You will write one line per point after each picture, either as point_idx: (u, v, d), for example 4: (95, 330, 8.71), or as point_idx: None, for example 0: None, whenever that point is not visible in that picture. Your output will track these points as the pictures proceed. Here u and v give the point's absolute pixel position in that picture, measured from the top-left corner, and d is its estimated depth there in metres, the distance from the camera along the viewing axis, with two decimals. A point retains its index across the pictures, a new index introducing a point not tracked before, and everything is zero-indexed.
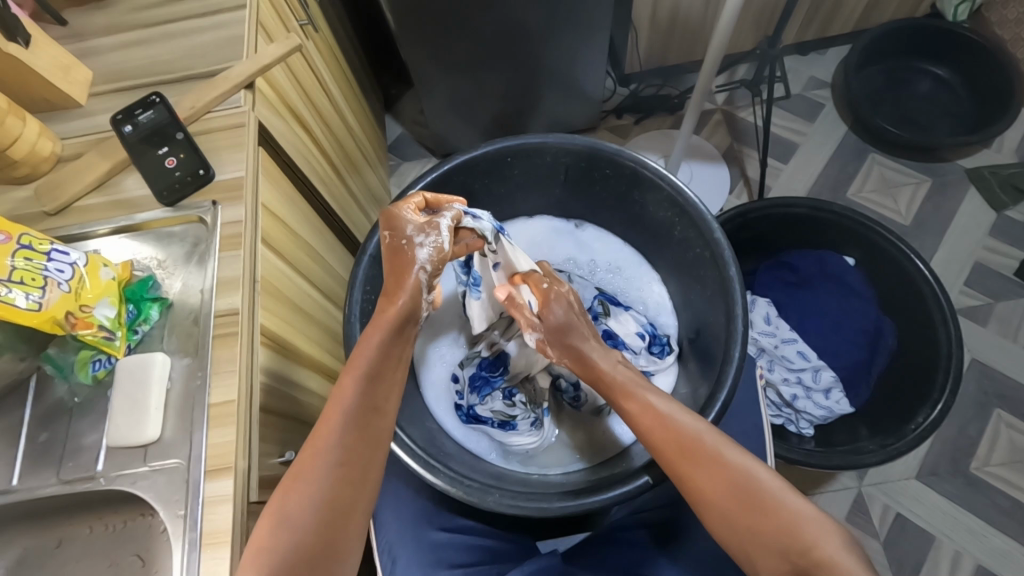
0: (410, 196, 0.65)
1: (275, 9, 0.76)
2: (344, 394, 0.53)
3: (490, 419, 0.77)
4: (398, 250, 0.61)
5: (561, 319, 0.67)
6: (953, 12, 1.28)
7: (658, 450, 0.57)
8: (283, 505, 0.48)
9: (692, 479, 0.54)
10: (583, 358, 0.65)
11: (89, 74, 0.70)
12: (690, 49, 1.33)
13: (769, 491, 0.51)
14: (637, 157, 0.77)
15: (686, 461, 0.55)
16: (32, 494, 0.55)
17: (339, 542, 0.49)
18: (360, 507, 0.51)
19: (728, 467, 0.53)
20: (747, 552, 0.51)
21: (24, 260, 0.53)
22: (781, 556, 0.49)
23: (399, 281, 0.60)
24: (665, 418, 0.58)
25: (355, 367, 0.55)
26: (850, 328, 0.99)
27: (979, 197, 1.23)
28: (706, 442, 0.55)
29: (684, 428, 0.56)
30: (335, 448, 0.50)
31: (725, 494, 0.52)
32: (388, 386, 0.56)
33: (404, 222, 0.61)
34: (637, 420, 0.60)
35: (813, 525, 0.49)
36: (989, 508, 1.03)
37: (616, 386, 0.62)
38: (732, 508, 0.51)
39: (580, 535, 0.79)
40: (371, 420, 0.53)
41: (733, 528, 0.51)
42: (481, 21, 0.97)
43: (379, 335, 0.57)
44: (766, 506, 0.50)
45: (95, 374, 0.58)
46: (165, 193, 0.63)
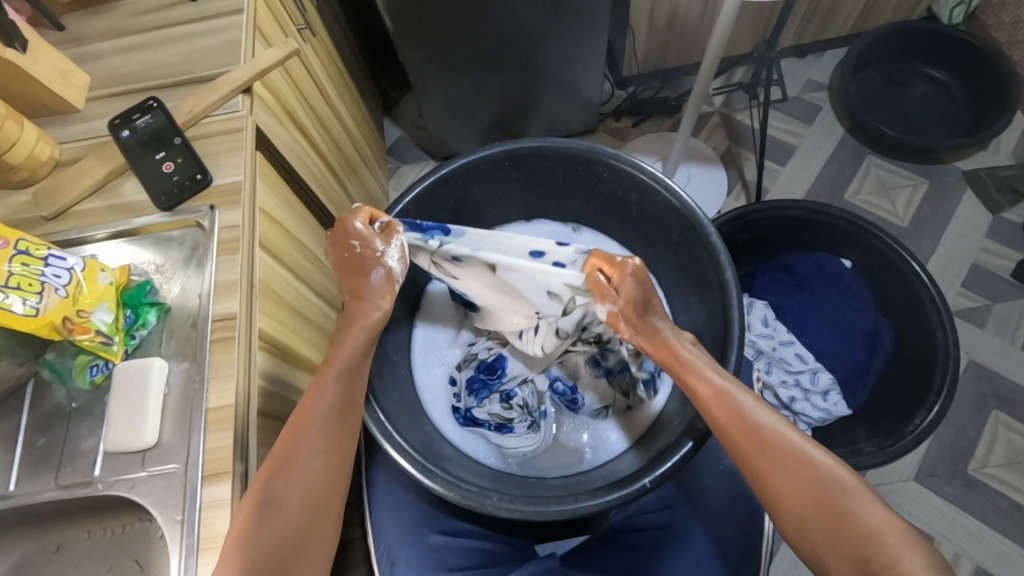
0: (356, 212, 0.62)
1: (273, 14, 0.77)
2: (326, 391, 0.56)
3: (487, 422, 0.77)
4: (371, 260, 0.61)
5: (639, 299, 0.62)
6: (948, 15, 1.29)
7: (731, 441, 0.58)
8: (268, 492, 0.50)
9: (771, 479, 0.55)
10: (656, 334, 0.63)
11: (87, 79, 0.70)
12: (688, 52, 1.33)
13: (852, 501, 0.53)
14: (634, 161, 0.78)
15: (764, 459, 0.55)
16: (30, 499, 0.55)
17: (323, 522, 0.53)
18: (341, 489, 0.56)
19: (812, 471, 0.54)
20: (817, 553, 0.53)
21: (21, 266, 0.53)
22: (856, 563, 0.51)
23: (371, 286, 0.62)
24: (743, 412, 0.57)
25: (335, 364, 0.58)
26: (849, 330, 0.99)
27: (976, 198, 1.23)
28: (792, 443, 0.56)
29: (764, 428, 0.57)
30: (319, 438, 0.54)
31: (802, 497, 0.54)
32: (361, 378, 0.60)
33: (373, 237, 0.61)
34: (707, 404, 0.59)
35: (895, 537, 0.51)
36: (988, 509, 1.03)
37: (685, 363, 0.61)
38: (810, 511, 0.53)
39: (579, 538, 0.79)
40: (351, 410, 0.58)
41: (808, 529, 0.53)
42: (479, 25, 0.97)
43: (360, 332, 0.60)
44: (846, 516, 0.52)
45: (93, 379, 0.58)
46: (164, 198, 0.63)
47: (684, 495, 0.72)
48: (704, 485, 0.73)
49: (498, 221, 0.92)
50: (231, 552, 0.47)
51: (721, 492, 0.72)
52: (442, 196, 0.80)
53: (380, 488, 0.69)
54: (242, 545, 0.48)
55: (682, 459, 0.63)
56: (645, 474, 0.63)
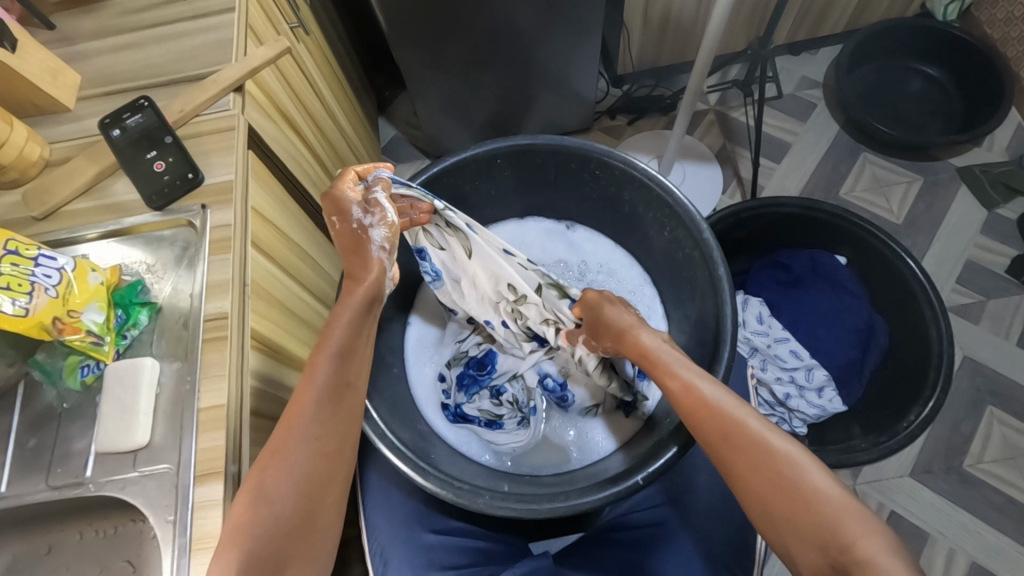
0: (342, 175, 0.62)
1: (264, 11, 0.76)
2: (316, 372, 0.53)
3: (477, 418, 0.78)
4: (357, 236, 0.59)
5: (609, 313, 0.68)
6: (942, 11, 1.29)
7: (702, 433, 0.55)
8: (264, 482, 0.49)
9: (735, 466, 0.52)
10: (630, 334, 0.64)
11: (78, 78, 0.70)
12: (682, 49, 1.33)
13: (809, 482, 0.50)
14: (627, 158, 0.78)
15: (727, 446, 0.53)
16: (20, 500, 0.54)
17: (320, 514, 0.51)
18: (337, 476, 0.53)
19: (774, 457, 0.51)
20: (784, 545, 0.50)
21: (11, 266, 0.53)
22: (818, 550, 0.47)
23: (361, 262, 0.59)
24: (709, 404, 0.55)
25: (325, 345, 0.55)
26: (842, 326, 0.99)
27: (970, 195, 1.23)
28: (752, 427, 0.53)
29: (729, 418, 0.54)
30: (311, 424, 0.52)
31: (764, 485, 0.51)
32: (358, 360, 0.57)
33: (350, 204, 0.60)
34: (679, 399, 0.58)
35: (851, 517, 0.47)
36: (982, 504, 1.03)
37: (658, 362, 0.61)
38: (771, 496, 0.50)
39: (573, 536, 0.79)
40: (343, 394, 0.54)
41: (771, 516, 0.50)
42: (472, 24, 0.97)
43: (350, 311, 0.57)
44: (804, 497, 0.49)
45: (84, 379, 0.58)
46: (155, 197, 0.62)
47: (677, 492, 0.72)
48: (698, 482, 0.73)
49: (492, 219, 0.92)
50: (233, 544, 0.46)
51: (714, 490, 0.72)
52: (434, 194, 0.80)
53: (373, 487, 0.69)
54: (239, 539, 0.47)
55: (674, 457, 0.63)
56: (637, 471, 0.63)
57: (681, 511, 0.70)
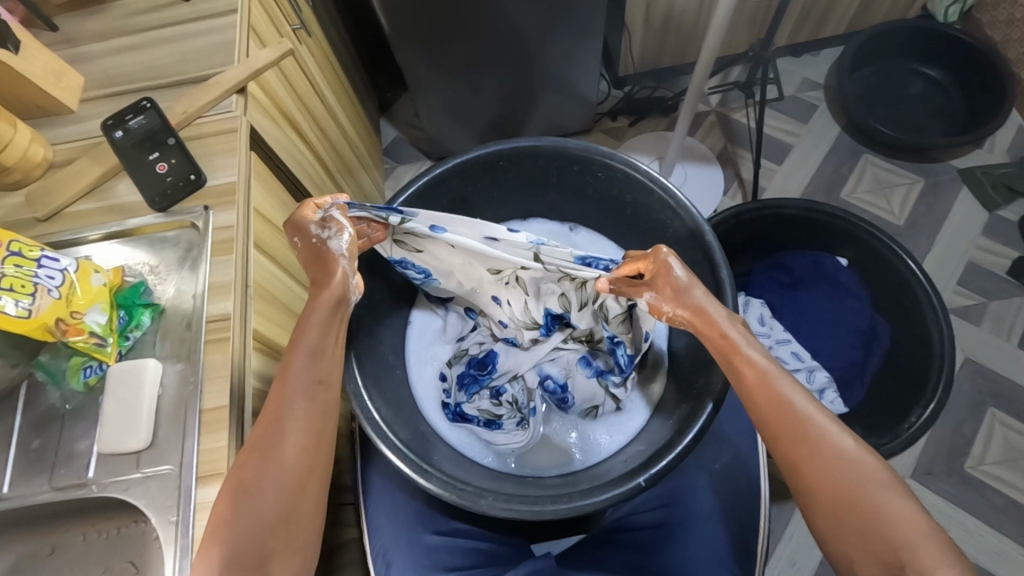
0: (300, 206, 0.61)
1: (267, 12, 0.76)
2: (291, 370, 0.54)
3: (476, 417, 0.78)
4: (321, 251, 0.60)
5: (681, 279, 0.62)
6: (944, 13, 1.29)
7: (773, 430, 0.54)
8: (244, 480, 0.49)
9: (807, 471, 0.52)
10: (704, 313, 0.60)
11: (81, 80, 0.70)
12: (684, 51, 1.33)
13: (888, 503, 0.49)
14: (628, 160, 0.78)
15: (804, 449, 0.52)
16: (24, 500, 0.54)
17: (302, 511, 0.51)
18: (318, 472, 0.53)
19: (854, 471, 0.51)
20: (847, 555, 0.50)
21: (14, 267, 0.53)
22: (885, 566, 0.48)
23: (324, 273, 0.60)
24: (789, 403, 0.54)
25: (298, 344, 0.56)
26: (844, 329, 1.01)
27: (972, 196, 1.23)
28: (832, 436, 0.53)
29: (810, 420, 0.53)
30: (289, 420, 0.52)
31: (838, 495, 0.50)
32: (332, 358, 0.58)
33: (308, 223, 0.60)
34: (750, 387, 0.56)
35: (929, 543, 0.48)
36: (984, 506, 1.03)
37: (731, 346, 0.58)
38: (846, 507, 0.50)
39: (574, 538, 0.80)
40: (321, 391, 0.55)
41: (839, 526, 0.50)
42: (473, 25, 0.97)
43: (322, 309, 0.58)
44: (881, 514, 0.49)
45: (86, 381, 0.58)
46: (158, 198, 0.62)
47: (678, 494, 0.72)
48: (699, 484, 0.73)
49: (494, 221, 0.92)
50: (216, 539, 0.47)
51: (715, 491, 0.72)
52: (436, 195, 0.80)
53: (376, 488, 0.69)
54: (220, 534, 0.47)
55: (679, 455, 0.63)
56: (640, 472, 0.63)
57: (683, 512, 0.70)
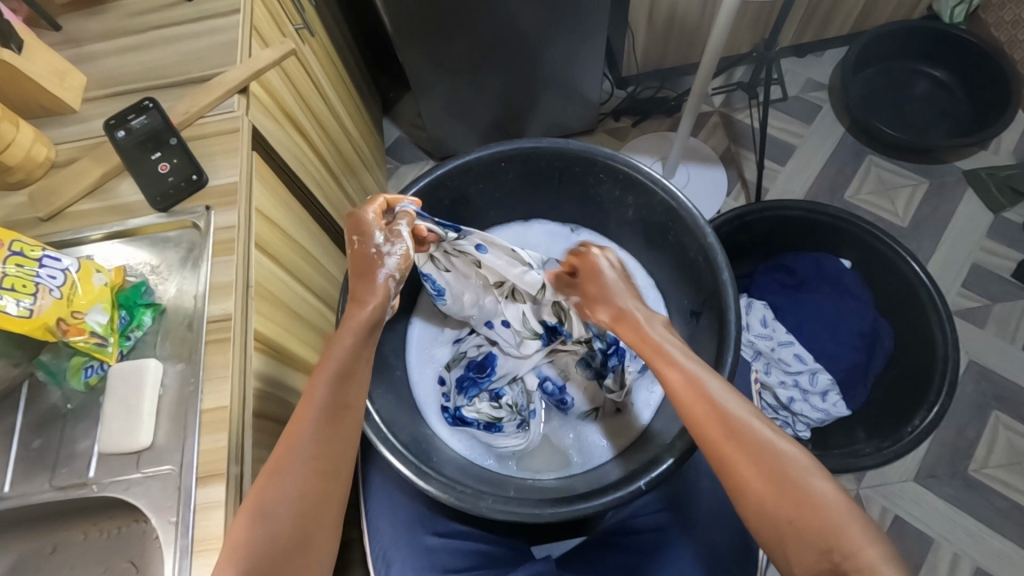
0: (371, 202, 0.64)
1: (270, 13, 0.77)
2: (315, 394, 0.54)
3: (475, 420, 0.77)
4: (369, 260, 0.61)
5: (610, 280, 0.67)
6: (950, 13, 1.29)
7: (698, 426, 0.55)
8: (262, 501, 0.49)
9: (732, 463, 0.52)
10: (627, 317, 0.64)
11: (84, 80, 0.70)
12: (687, 51, 1.33)
13: (816, 488, 0.50)
14: (630, 161, 0.78)
15: (730, 443, 0.53)
16: (25, 500, 0.55)
17: (316, 537, 0.51)
18: (335, 499, 0.53)
19: (778, 457, 0.51)
20: (782, 548, 0.50)
21: (15, 267, 0.54)
22: (821, 555, 0.48)
23: (368, 287, 0.60)
24: (711, 398, 0.55)
25: (325, 367, 0.56)
26: (847, 330, 0.98)
27: (977, 198, 1.23)
28: (755, 427, 0.53)
29: (731, 415, 0.54)
30: (307, 444, 0.52)
31: (767, 485, 0.50)
32: (358, 382, 0.57)
33: (372, 228, 0.62)
34: (676, 391, 0.57)
35: (855, 525, 0.48)
36: (986, 509, 1.03)
37: (654, 350, 0.60)
38: (774, 496, 0.50)
39: (575, 539, 0.79)
40: (342, 416, 0.54)
41: (772, 518, 0.50)
42: (476, 25, 0.97)
43: (352, 331, 0.58)
44: (808, 499, 0.49)
45: (88, 380, 0.58)
46: (159, 198, 0.63)
47: (679, 497, 0.72)
48: (700, 486, 0.73)
49: (496, 222, 0.92)
50: (230, 562, 0.47)
51: (715, 494, 0.72)
52: (437, 196, 0.80)
53: (376, 489, 0.69)
54: (235, 555, 0.47)
55: (679, 460, 0.63)
56: (640, 476, 0.63)
57: (684, 515, 0.70)
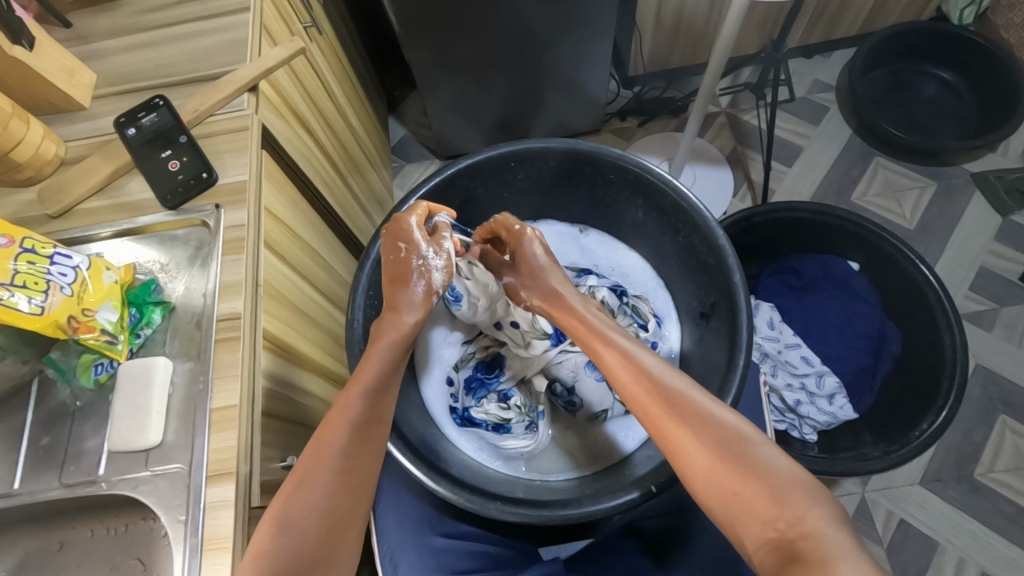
0: (415, 208, 0.67)
1: (279, 12, 0.77)
2: (348, 407, 0.55)
3: (484, 422, 0.76)
4: (413, 268, 0.63)
5: (540, 265, 0.69)
6: (958, 15, 1.28)
7: (638, 404, 0.55)
8: (286, 513, 0.49)
9: (673, 438, 0.52)
10: (562, 302, 0.66)
11: (93, 77, 0.70)
12: (694, 51, 1.32)
13: (760, 456, 0.49)
14: (641, 162, 0.77)
15: (670, 417, 0.53)
16: (33, 497, 0.55)
17: (340, 551, 0.51)
18: (358, 516, 0.53)
19: (717, 426, 0.52)
20: (733, 523, 0.48)
21: (26, 264, 0.53)
22: (766, 523, 0.46)
23: (405, 296, 0.62)
24: (650, 375, 0.56)
25: (361, 380, 0.56)
26: (855, 333, 0.97)
27: (985, 201, 1.22)
28: (694, 399, 0.54)
29: (670, 389, 0.55)
30: (336, 457, 0.52)
31: (709, 458, 0.50)
32: (389, 398, 0.58)
33: (418, 239, 0.64)
34: (615, 371, 0.58)
35: (802, 491, 0.47)
36: (992, 513, 1.02)
37: (592, 333, 0.62)
38: (715, 466, 0.50)
39: (581, 542, 0.78)
40: (372, 432, 0.55)
41: (717, 491, 0.49)
42: (484, 24, 0.97)
43: (388, 345, 0.59)
44: (752, 468, 0.48)
45: (97, 378, 0.58)
46: (169, 197, 0.63)
47: (687, 499, 0.72)
48: None
49: None
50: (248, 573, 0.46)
51: None
52: (447, 196, 0.80)
53: (383, 489, 0.69)
54: (258, 562, 0.47)
55: None
56: (651, 479, 0.63)
57: (691, 517, 0.70)
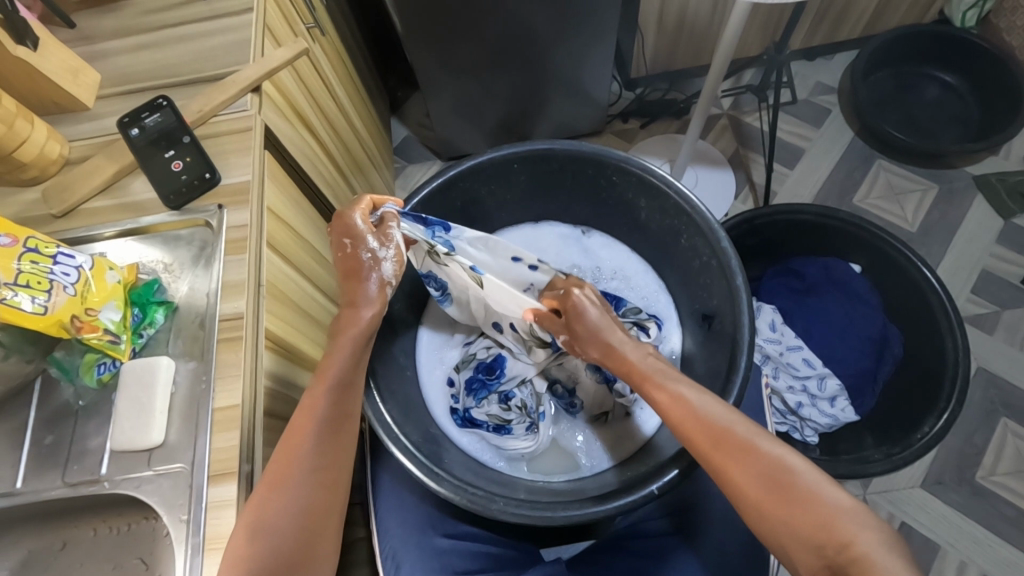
0: (357, 204, 0.62)
1: (283, 13, 0.77)
2: (316, 406, 0.54)
3: (485, 422, 0.76)
4: (363, 264, 0.60)
5: (594, 323, 0.66)
6: (961, 17, 1.28)
7: (688, 440, 0.57)
8: (263, 515, 0.49)
9: (724, 473, 0.54)
10: (613, 350, 0.64)
11: (97, 77, 0.70)
12: (697, 53, 1.32)
13: (807, 486, 0.51)
14: (643, 164, 0.78)
15: (718, 454, 0.54)
16: (37, 496, 0.55)
17: (321, 548, 0.52)
18: (336, 511, 0.54)
19: (764, 460, 0.52)
20: (785, 549, 0.51)
21: (30, 264, 0.53)
22: (817, 551, 0.49)
23: (359, 292, 0.59)
24: (697, 412, 0.57)
25: (325, 377, 0.56)
26: (856, 335, 0.97)
27: (987, 204, 1.22)
28: (738, 432, 0.55)
29: (716, 424, 0.56)
30: (309, 457, 0.52)
31: (759, 492, 0.51)
32: (355, 391, 0.58)
33: (364, 232, 0.60)
34: (664, 410, 0.59)
35: (850, 517, 0.49)
36: (993, 516, 1.02)
37: (644, 375, 0.62)
38: (765, 500, 0.51)
39: (583, 543, 0.78)
40: (342, 428, 0.55)
41: (768, 523, 0.51)
42: (486, 24, 0.97)
43: (350, 342, 0.58)
44: (804, 501, 0.50)
45: (100, 378, 0.58)
46: (173, 197, 0.63)
47: (688, 501, 0.72)
48: (711, 492, 0.72)
49: (505, 223, 0.92)
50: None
51: (726, 499, 0.71)
52: (449, 197, 0.80)
53: (385, 489, 0.69)
54: (240, 568, 0.47)
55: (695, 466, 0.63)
56: (652, 480, 0.63)
57: (693, 519, 0.70)
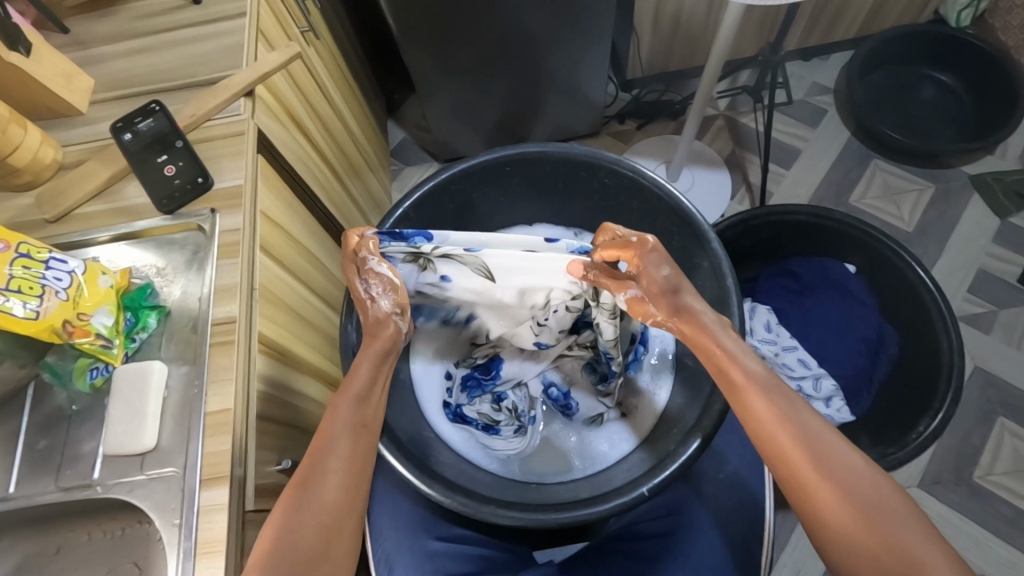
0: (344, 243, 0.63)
1: (276, 16, 0.77)
2: (338, 413, 0.57)
3: (475, 420, 0.78)
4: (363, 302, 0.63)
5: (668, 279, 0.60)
6: (956, 17, 1.28)
7: (772, 436, 0.56)
8: (289, 514, 0.51)
9: (806, 477, 0.54)
10: (697, 320, 0.61)
11: (91, 82, 0.70)
12: (693, 54, 1.32)
13: (891, 518, 0.51)
14: (635, 166, 0.78)
15: (807, 456, 0.54)
16: (30, 501, 0.55)
17: (337, 552, 0.53)
18: (354, 517, 0.55)
19: (854, 479, 0.53)
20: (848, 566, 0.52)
21: (22, 269, 0.54)
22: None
23: (374, 320, 0.63)
24: (790, 412, 0.56)
25: (347, 391, 0.58)
26: (854, 337, 0.98)
27: (983, 204, 1.22)
28: (831, 446, 0.55)
29: (808, 428, 0.55)
30: (332, 461, 0.55)
31: (841, 507, 0.52)
32: (376, 404, 0.60)
33: (355, 274, 0.63)
34: (744, 393, 0.58)
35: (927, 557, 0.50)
36: (991, 516, 1.02)
37: (723, 352, 0.59)
38: (849, 519, 0.52)
39: (576, 546, 0.79)
40: (365, 437, 0.57)
41: (840, 536, 0.52)
42: (481, 27, 0.97)
43: (368, 360, 0.61)
44: (886, 531, 0.51)
45: (92, 382, 0.58)
46: (166, 201, 0.63)
47: (682, 502, 0.72)
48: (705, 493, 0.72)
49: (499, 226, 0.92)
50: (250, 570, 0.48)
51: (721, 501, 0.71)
52: (441, 200, 0.80)
53: (379, 491, 0.69)
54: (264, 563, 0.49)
55: (682, 465, 0.63)
56: (642, 482, 0.63)
57: (687, 522, 0.70)
